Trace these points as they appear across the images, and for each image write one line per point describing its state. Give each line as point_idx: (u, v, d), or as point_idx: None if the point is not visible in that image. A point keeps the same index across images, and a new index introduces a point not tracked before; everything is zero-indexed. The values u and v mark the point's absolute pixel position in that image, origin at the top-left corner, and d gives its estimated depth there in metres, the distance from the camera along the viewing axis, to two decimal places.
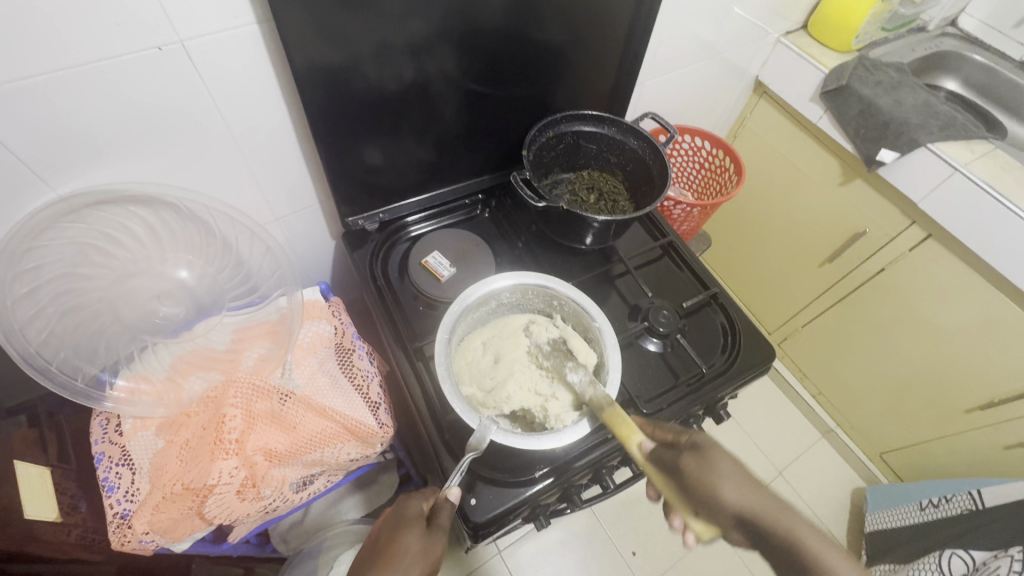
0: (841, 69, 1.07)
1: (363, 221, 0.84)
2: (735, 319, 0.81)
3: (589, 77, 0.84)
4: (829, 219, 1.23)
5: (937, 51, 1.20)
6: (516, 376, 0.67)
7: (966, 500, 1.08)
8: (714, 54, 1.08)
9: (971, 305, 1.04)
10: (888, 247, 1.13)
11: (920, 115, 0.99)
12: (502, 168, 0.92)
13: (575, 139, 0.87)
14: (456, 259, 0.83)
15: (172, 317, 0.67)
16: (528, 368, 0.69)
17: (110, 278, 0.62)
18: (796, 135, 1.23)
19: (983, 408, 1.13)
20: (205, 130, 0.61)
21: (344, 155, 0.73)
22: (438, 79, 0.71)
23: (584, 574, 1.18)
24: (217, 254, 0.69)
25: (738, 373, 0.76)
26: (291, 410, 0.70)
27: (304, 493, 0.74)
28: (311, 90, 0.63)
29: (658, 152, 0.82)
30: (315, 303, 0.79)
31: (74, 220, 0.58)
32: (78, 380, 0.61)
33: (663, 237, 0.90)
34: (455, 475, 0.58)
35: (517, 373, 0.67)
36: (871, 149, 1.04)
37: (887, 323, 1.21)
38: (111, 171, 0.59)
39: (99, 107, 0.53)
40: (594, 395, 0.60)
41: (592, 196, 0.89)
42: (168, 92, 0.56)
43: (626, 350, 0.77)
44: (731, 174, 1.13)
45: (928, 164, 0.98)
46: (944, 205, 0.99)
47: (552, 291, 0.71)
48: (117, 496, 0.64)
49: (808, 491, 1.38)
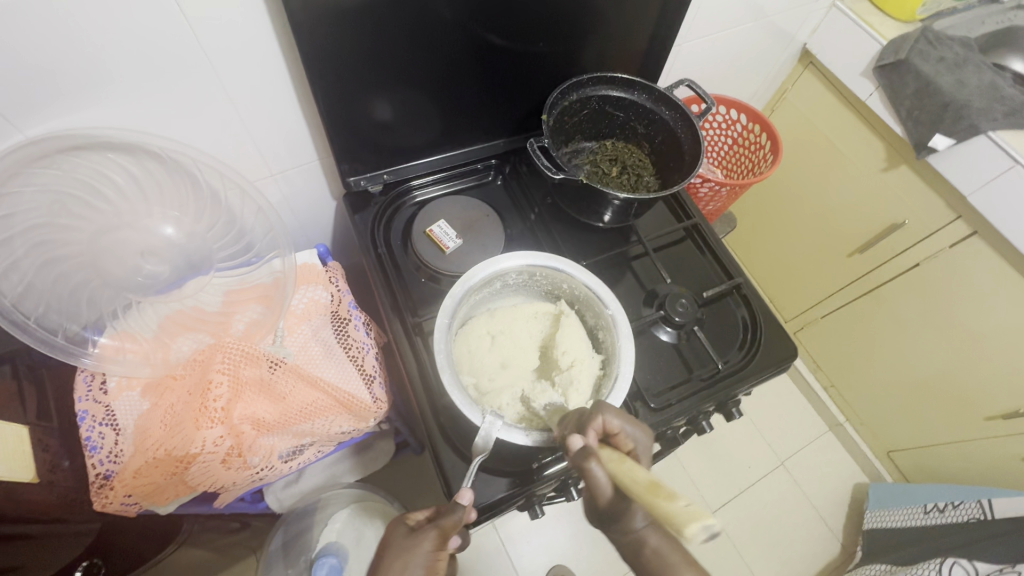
0: (900, 41, 0.97)
1: (365, 181, 0.78)
2: (757, 313, 0.75)
3: (621, 35, 0.76)
4: (866, 207, 1.14)
5: (1010, 25, 1.07)
6: (522, 385, 0.64)
7: (974, 508, 1.04)
8: (762, 17, 0.98)
9: (1009, 310, 0.98)
10: (926, 242, 1.06)
11: (985, 98, 0.90)
12: (519, 132, 0.84)
13: (601, 105, 0.79)
14: (463, 230, 0.78)
15: (156, 275, 0.62)
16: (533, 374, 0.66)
17: (88, 232, 0.58)
18: (840, 112, 1.13)
19: (1005, 417, 1.08)
20: (192, 74, 0.56)
21: (349, 108, 0.67)
22: (455, 28, 0.63)
23: (574, 547, 1.19)
24: (206, 209, 0.64)
25: (755, 371, 0.71)
26: (280, 378, 0.68)
27: (293, 463, 0.71)
28: (310, 33, 0.56)
29: (692, 125, 0.75)
30: (311, 268, 0.75)
31: (46, 165, 0.53)
32: (59, 337, 0.59)
33: (688, 218, 0.83)
34: (466, 479, 0.57)
35: (522, 379, 0.65)
36: (924, 134, 0.95)
37: (914, 322, 1.14)
38: (89, 112, 0.55)
39: (76, 37, 0.48)
40: (581, 295, 0.68)
41: (614, 168, 0.82)
42: (147, 27, 0.50)
43: (637, 337, 0.73)
44: (766, 153, 1.04)
45: (985, 155, 0.90)
46: (997, 200, 0.91)
47: (563, 274, 0.67)
48: (100, 457, 0.62)
49: (809, 483, 1.35)
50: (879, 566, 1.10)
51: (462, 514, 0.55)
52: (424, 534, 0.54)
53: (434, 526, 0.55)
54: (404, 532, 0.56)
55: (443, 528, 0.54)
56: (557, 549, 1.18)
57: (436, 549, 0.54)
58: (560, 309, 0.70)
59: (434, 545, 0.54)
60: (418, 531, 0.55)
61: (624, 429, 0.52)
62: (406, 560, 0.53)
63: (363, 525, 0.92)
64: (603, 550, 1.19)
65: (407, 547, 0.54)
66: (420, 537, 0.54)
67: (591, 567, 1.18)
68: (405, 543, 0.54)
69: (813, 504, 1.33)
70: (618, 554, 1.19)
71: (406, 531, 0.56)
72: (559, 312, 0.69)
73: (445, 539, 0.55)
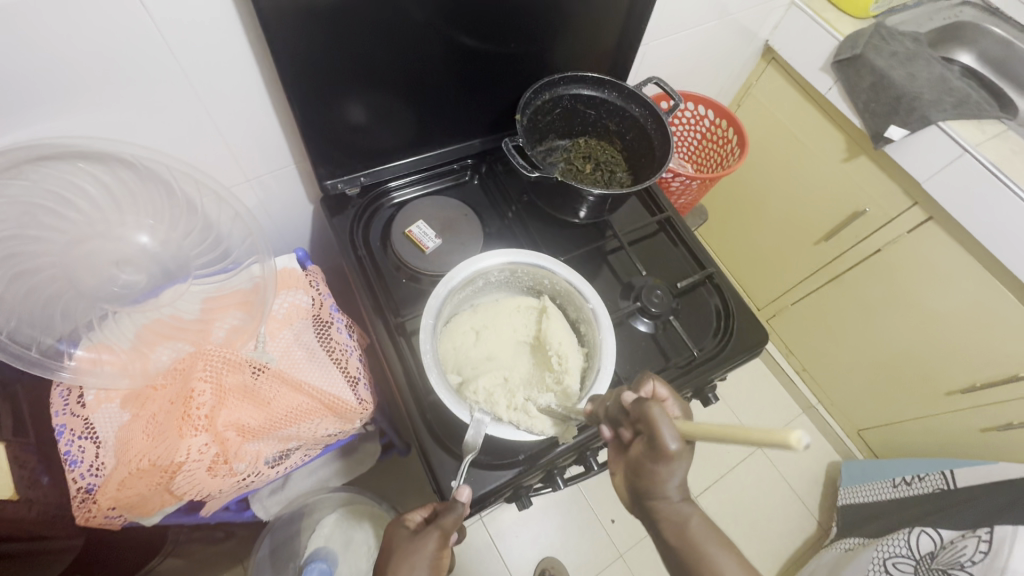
0: (855, 37, 1.01)
1: (342, 184, 0.78)
2: (730, 302, 0.78)
3: (590, 35, 0.78)
4: (829, 196, 1.19)
5: (956, 21, 1.12)
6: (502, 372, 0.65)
7: (938, 479, 1.10)
8: (724, 15, 1.02)
9: (963, 290, 1.04)
10: (887, 228, 1.10)
11: (934, 91, 0.95)
12: (495, 132, 0.86)
13: (573, 103, 0.81)
14: (442, 229, 0.78)
15: (133, 284, 0.63)
16: (518, 367, 0.67)
17: (60, 243, 0.57)
18: (803, 106, 1.17)
19: (965, 391, 1.14)
20: (165, 81, 0.56)
21: (323, 111, 0.67)
22: (426, 30, 0.64)
23: (562, 538, 1.21)
24: (183, 216, 0.64)
25: (729, 357, 0.74)
26: (263, 384, 0.67)
27: (280, 468, 0.71)
28: (284, 37, 0.57)
29: (661, 120, 0.77)
30: (290, 272, 0.75)
31: (14, 176, 0.52)
32: (33, 351, 0.58)
33: (661, 212, 0.86)
34: (460, 477, 0.59)
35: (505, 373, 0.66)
36: (880, 125, 1.00)
37: (876, 306, 1.20)
38: (60, 121, 0.54)
39: (41, 40, 0.47)
40: (563, 287, 0.69)
41: (588, 165, 0.85)
42: (113, 33, 0.49)
43: (616, 328, 0.75)
44: (733, 147, 1.08)
45: (937, 143, 0.95)
46: (949, 186, 0.95)
47: (543, 270, 0.69)
48: (80, 471, 0.61)
49: (786, 464, 1.40)
50: (852, 539, 1.15)
51: (461, 512, 0.56)
52: (427, 534, 0.55)
53: (435, 526, 0.55)
54: (408, 534, 0.56)
55: (444, 526, 0.55)
56: (546, 541, 1.20)
57: (440, 547, 0.55)
58: (543, 302, 0.72)
59: (438, 544, 0.54)
60: (420, 533, 0.55)
61: (672, 398, 0.53)
62: (412, 562, 0.53)
63: (351, 529, 0.94)
64: (590, 539, 1.22)
65: (410, 549, 0.54)
66: (425, 537, 0.55)
67: (580, 557, 1.20)
68: (410, 546, 0.54)
69: (790, 484, 1.38)
70: (605, 543, 1.22)
71: (408, 533, 0.56)
72: (542, 306, 0.71)
73: (447, 536, 0.56)
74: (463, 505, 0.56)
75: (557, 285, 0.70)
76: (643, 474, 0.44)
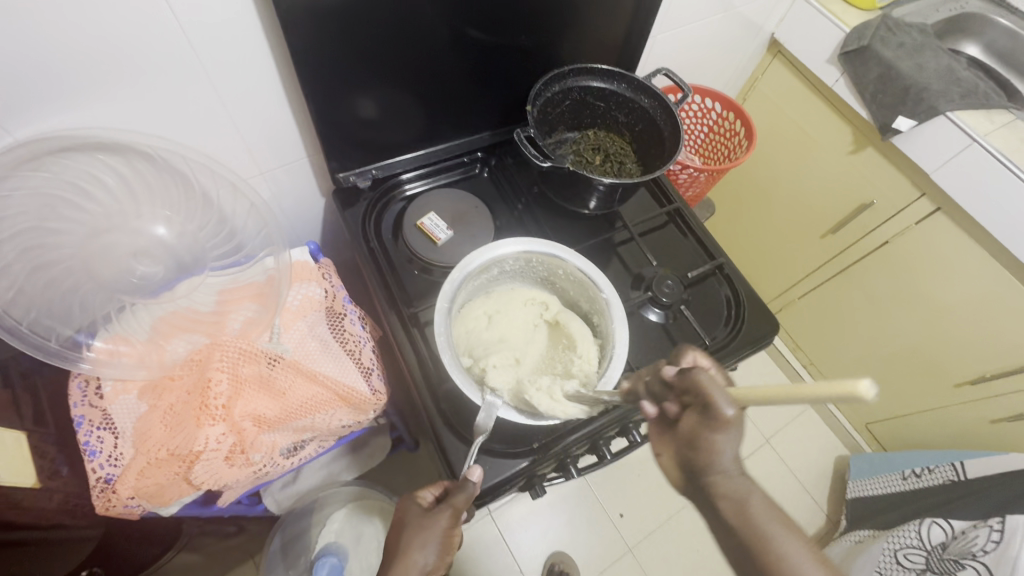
0: (862, 28, 1.01)
1: (354, 177, 0.78)
2: (739, 291, 0.78)
3: (599, 28, 0.78)
4: (836, 190, 1.19)
5: (962, 13, 1.12)
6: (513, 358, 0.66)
7: (948, 470, 1.10)
8: (730, 8, 1.02)
9: (973, 280, 1.03)
10: (894, 220, 1.11)
11: (942, 81, 0.95)
12: (505, 124, 0.86)
13: (583, 95, 0.81)
14: (453, 222, 0.79)
15: (150, 276, 0.63)
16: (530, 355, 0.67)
17: (79, 235, 0.57)
18: (809, 100, 1.17)
19: (973, 383, 1.14)
20: (180, 75, 0.56)
21: (335, 104, 0.67)
22: (437, 23, 0.65)
23: (572, 532, 1.21)
24: (198, 210, 0.64)
25: (739, 347, 0.74)
26: (279, 374, 0.68)
27: (294, 459, 0.73)
28: (295, 32, 0.57)
29: (671, 111, 0.77)
30: (304, 265, 0.75)
31: (35, 168, 0.53)
32: (52, 342, 0.58)
33: (670, 203, 0.86)
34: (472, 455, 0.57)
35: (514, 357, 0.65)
36: (887, 116, 0.99)
37: (885, 298, 1.20)
38: (80, 113, 0.55)
39: (63, 35, 0.48)
40: (576, 275, 0.69)
41: (598, 157, 0.85)
42: (128, 27, 0.50)
43: (628, 318, 0.76)
44: (740, 140, 1.08)
45: (945, 134, 0.95)
46: (958, 177, 0.95)
47: (558, 260, 0.69)
48: (100, 461, 0.62)
49: (794, 457, 1.41)
50: (862, 532, 1.15)
51: (472, 491, 0.55)
52: (439, 511, 0.56)
53: (447, 505, 0.56)
54: (420, 511, 0.57)
55: (454, 505, 0.55)
56: (555, 536, 1.20)
57: (452, 525, 0.56)
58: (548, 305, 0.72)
59: (450, 522, 0.56)
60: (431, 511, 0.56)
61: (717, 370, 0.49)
62: (422, 538, 0.55)
63: (361, 524, 0.94)
64: (599, 533, 1.22)
65: (423, 525, 0.55)
66: (437, 516, 0.56)
67: (588, 552, 1.20)
68: (421, 524, 0.55)
69: (798, 478, 1.38)
70: (615, 535, 1.22)
71: (421, 509, 0.57)
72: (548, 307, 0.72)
73: (459, 514, 0.56)
74: (474, 485, 0.55)
75: (571, 274, 0.70)
76: (698, 447, 0.43)
